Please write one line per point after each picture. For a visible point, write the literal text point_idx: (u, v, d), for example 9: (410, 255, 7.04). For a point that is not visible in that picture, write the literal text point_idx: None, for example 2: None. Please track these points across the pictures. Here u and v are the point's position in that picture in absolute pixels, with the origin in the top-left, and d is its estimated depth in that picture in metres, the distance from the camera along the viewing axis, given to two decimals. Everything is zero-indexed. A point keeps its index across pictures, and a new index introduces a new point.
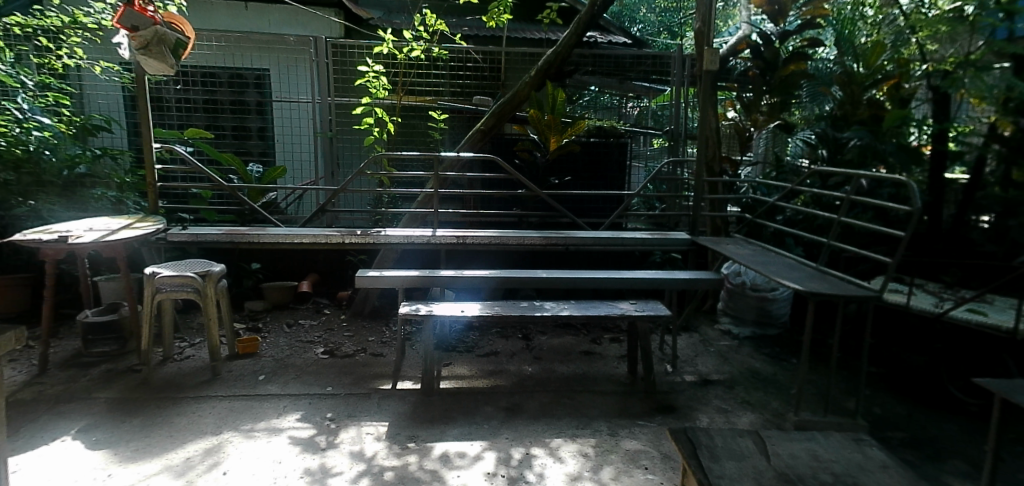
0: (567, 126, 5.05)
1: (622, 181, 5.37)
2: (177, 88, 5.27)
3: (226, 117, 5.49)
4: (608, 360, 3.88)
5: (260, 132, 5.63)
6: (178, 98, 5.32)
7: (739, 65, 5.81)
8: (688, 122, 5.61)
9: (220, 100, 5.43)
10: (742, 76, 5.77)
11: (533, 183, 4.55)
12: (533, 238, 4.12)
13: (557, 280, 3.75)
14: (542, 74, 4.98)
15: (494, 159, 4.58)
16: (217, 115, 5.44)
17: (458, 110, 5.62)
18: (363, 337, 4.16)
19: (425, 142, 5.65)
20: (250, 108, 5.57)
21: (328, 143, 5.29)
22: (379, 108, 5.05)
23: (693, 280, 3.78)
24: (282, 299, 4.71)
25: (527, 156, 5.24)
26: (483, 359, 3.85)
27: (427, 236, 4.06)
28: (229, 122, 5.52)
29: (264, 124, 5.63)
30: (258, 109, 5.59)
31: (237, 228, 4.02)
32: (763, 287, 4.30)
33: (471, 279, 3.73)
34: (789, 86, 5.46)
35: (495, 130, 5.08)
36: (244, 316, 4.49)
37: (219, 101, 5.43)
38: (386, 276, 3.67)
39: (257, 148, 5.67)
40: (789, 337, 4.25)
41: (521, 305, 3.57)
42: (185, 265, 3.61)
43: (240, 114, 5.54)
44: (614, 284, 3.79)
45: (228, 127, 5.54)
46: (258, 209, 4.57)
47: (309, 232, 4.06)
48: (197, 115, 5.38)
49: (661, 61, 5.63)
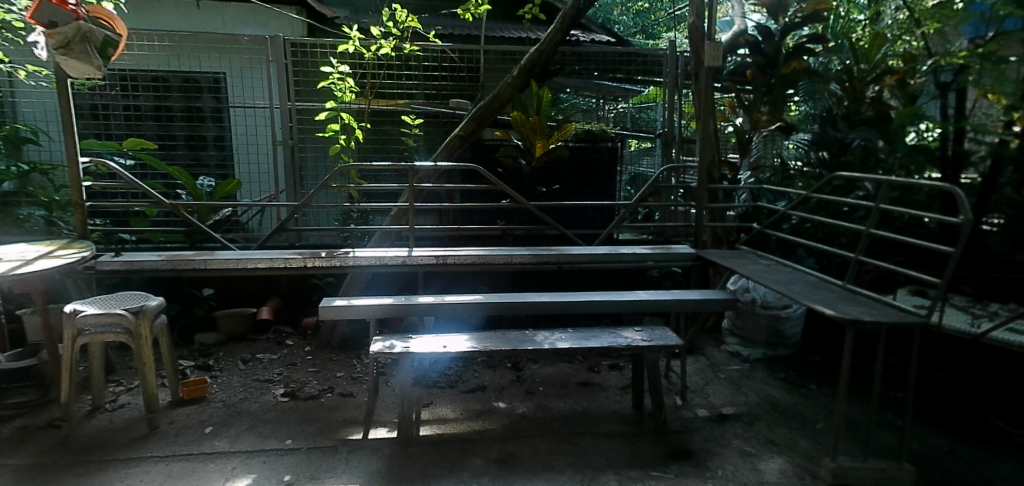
0: (553, 130, 4.62)
1: (613, 189, 4.96)
2: (124, 96, 4.77)
3: (178, 125, 4.91)
4: (610, 393, 3.45)
5: (217, 142, 5.09)
6: (123, 107, 4.79)
7: (736, 62, 5.52)
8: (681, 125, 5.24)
9: (173, 108, 4.88)
10: (737, 74, 5.48)
11: (519, 194, 4.13)
12: (522, 257, 3.67)
13: (550, 305, 3.31)
14: (525, 74, 4.53)
15: (476, 168, 4.08)
16: (168, 124, 4.85)
17: (434, 114, 5.15)
18: (330, 373, 3.66)
19: (399, 150, 5.13)
20: (206, 116, 5.07)
21: (289, 153, 4.79)
22: (346, 113, 4.59)
23: (703, 301, 3.37)
24: (239, 329, 4.20)
25: (511, 163, 4.75)
26: (468, 396, 3.39)
27: (402, 257, 3.59)
28: (181, 131, 4.93)
29: (222, 133, 5.12)
30: (214, 117, 5.10)
31: (179, 253, 3.48)
32: (775, 304, 3.92)
33: (454, 307, 3.26)
34: (790, 83, 5.22)
35: (475, 136, 4.62)
36: (194, 351, 3.95)
37: (170, 108, 4.89)
38: (355, 305, 3.19)
39: (215, 158, 5.05)
40: (802, 358, 3.89)
41: (512, 337, 3.11)
42: (116, 301, 3.01)
43: (194, 122, 5.00)
44: (615, 308, 3.36)
45: (181, 136, 4.94)
46: (208, 230, 4.03)
47: (266, 255, 3.54)
48: (147, 123, 4.81)
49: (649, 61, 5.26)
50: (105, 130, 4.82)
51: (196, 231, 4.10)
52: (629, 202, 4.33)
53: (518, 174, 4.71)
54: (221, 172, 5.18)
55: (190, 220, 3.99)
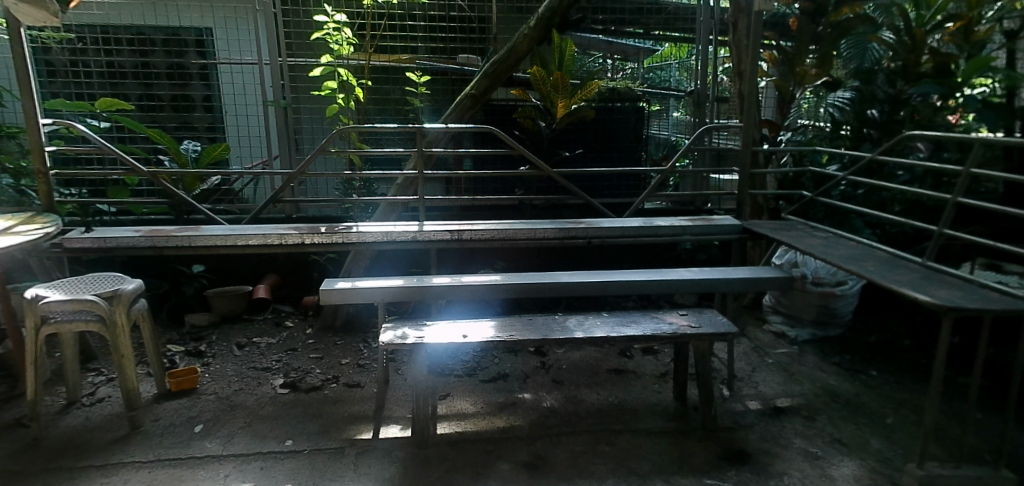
0: (576, 88, 4.12)
1: (639, 153, 4.52)
2: (104, 52, 4.37)
3: (163, 85, 4.54)
4: (646, 382, 3.10)
5: (205, 102, 4.66)
6: (101, 63, 4.38)
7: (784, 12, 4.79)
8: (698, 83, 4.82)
9: (156, 65, 4.49)
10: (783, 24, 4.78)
11: (541, 161, 3.71)
12: (546, 231, 3.26)
13: (581, 285, 2.91)
14: (543, 25, 4.06)
15: (492, 130, 3.62)
16: (152, 83, 4.48)
17: (441, 72, 4.68)
18: (334, 360, 3.29)
19: (401, 111, 4.68)
20: (191, 74, 4.58)
21: (282, 115, 4.36)
22: (344, 69, 4.13)
23: (755, 279, 2.97)
24: (232, 309, 3.83)
25: (530, 125, 4.20)
26: (489, 386, 3.05)
27: (412, 232, 3.19)
28: (167, 91, 4.58)
29: (211, 92, 4.65)
30: (201, 74, 4.59)
31: (159, 227, 3.07)
32: (828, 281, 3.50)
33: (472, 288, 2.87)
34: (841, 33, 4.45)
35: (489, 95, 4.15)
36: (184, 334, 3.60)
37: (154, 65, 4.51)
38: (360, 288, 2.81)
39: (203, 121, 4.68)
40: (855, 341, 3.54)
41: (541, 324, 2.72)
42: (85, 285, 2.60)
43: (180, 80, 4.58)
44: (654, 288, 2.96)
45: (167, 96, 4.59)
46: (193, 203, 3.58)
47: (258, 231, 3.12)
48: (129, 82, 4.44)
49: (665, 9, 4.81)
50: (83, 90, 4.39)
51: (178, 202, 3.66)
52: (661, 168, 3.88)
53: (540, 137, 4.23)
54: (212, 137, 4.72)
55: (170, 190, 3.54)
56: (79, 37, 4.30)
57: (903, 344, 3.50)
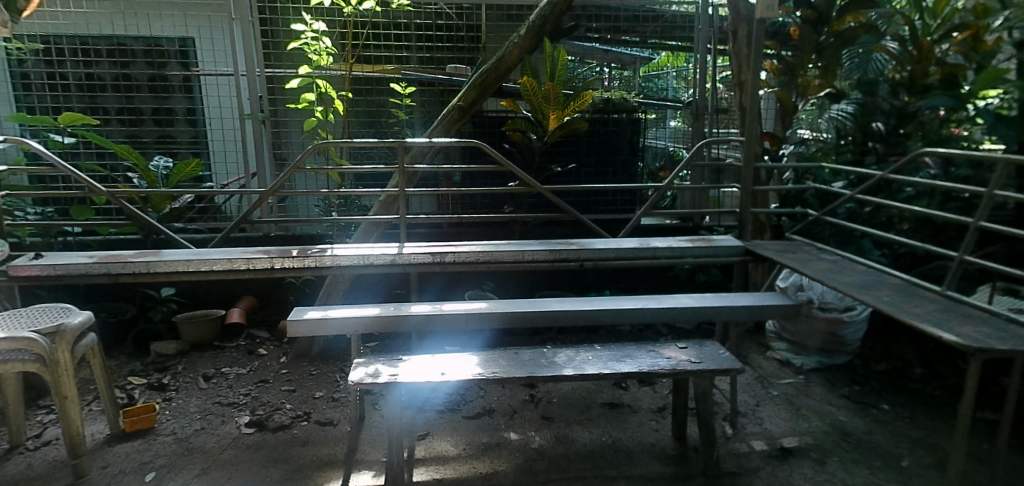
0: (568, 99, 3.91)
1: (635, 167, 4.32)
2: (83, 64, 4.19)
3: (144, 98, 4.29)
4: (643, 418, 2.88)
5: (188, 116, 4.40)
6: (79, 75, 4.18)
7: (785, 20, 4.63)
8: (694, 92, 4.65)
9: (137, 77, 4.30)
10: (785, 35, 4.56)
11: (531, 177, 3.48)
12: (535, 253, 3.03)
13: (572, 314, 2.68)
14: (534, 34, 3.85)
15: (480, 144, 3.37)
16: (132, 96, 4.22)
17: (427, 81, 4.43)
18: (307, 394, 3.06)
19: (387, 125, 4.46)
20: (174, 86, 4.39)
21: (259, 128, 4.14)
22: (323, 81, 3.92)
23: (759, 307, 2.75)
24: (203, 336, 3.62)
25: (519, 138, 3.97)
26: (472, 423, 2.82)
27: (391, 254, 2.96)
28: (147, 104, 4.33)
29: (193, 105, 4.43)
30: (183, 87, 4.40)
31: (114, 253, 2.84)
32: (835, 305, 3.30)
33: (453, 318, 2.64)
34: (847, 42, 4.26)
35: (477, 107, 3.94)
36: (148, 364, 3.37)
37: (134, 77, 4.32)
38: (331, 319, 2.57)
39: (185, 134, 4.43)
40: (864, 370, 3.33)
41: (527, 358, 2.49)
42: (26, 321, 2.36)
43: (161, 92, 4.38)
44: (651, 317, 2.73)
45: (147, 110, 4.33)
46: (160, 228, 3.26)
47: (225, 255, 2.88)
48: (108, 95, 4.21)
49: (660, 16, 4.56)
50: (63, 104, 4.17)
51: (142, 226, 3.34)
52: (658, 184, 3.65)
53: (530, 151, 4.01)
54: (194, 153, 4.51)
55: (134, 213, 3.24)
56: (55, 48, 4.10)
57: (915, 373, 3.29)
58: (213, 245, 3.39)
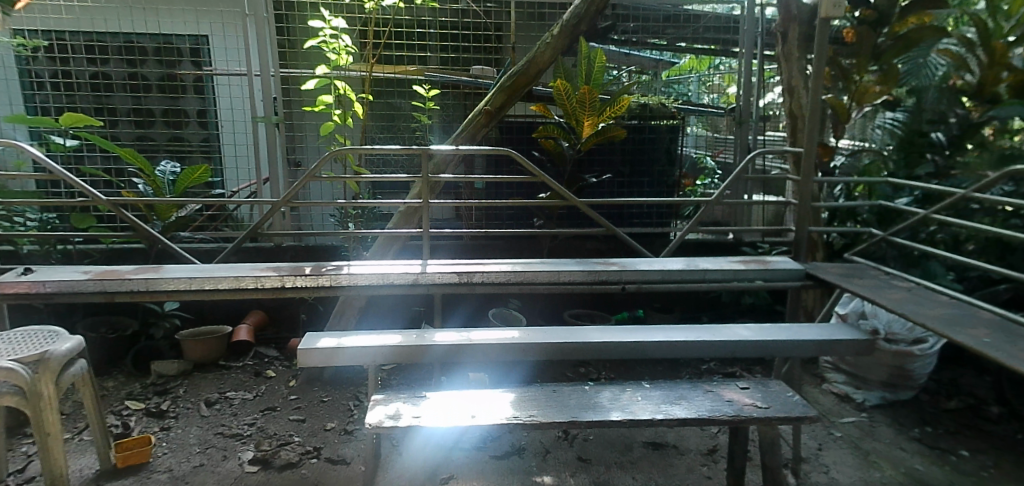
0: (605, 104, 3.59)
1: (672, 179, 4.02)
2: (95, 62, 3.96)
3: (156, 97, 4.13)
4: (691, 463, 2.57)
5: (200, 118, 4.14)
6: (91, 74, 3.98)
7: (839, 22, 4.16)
8: (716, 98, 4.68)
9: (149, 76, 4.10)
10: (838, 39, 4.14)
11: (565, 190, 3.10)
12: (572, 275, 2.73)
13: (616, 346, 2.38)
14: (568, 34, 3.56)
15: (512, 152, 2.87)
16: (144, 96, 4.07)
17: (452, 83, 4.15)
18: (318, 425, 2.79)
19: (407, 131, 4.19)
20: (186, 86, 4.14)
21: (272, 131, 3.89)
22: (342, 83, 3.66)
23: (828, 341, 2.42)
24: (207, 355, 3.39)
25: (551, 146, 3.67)
26: (501, 465, 2.53)
27: (412, 273, 2.67)
28: (159, 104, 4.15)
29: (205, 106, 4.16)
30: (195, 87, 4.14)
31: (111, 268, 2.55)
32: (903, 338, 2.99)
33: (482, 349, 2.35)
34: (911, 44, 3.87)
35: (505, 111, 3.66)
36: (148, 387, 3.12)
37: (145, 76, 4.12)
38: (346, 348, 2.28)
39: (198, 136, 4.16)
40: (932, 409, 2.99)
41: (566, 397, 2.18)
42: (6, 348, 2.09)
43: (172, 93, 4.16)
44: (705, 351, 2.41)
45: (158, 110, 4.15)
46: (161, 238, 2.89)
47: (231, 272, 2.61)
48: (119, 95, 4.03)
49: (695, 18, 4.30)
50: (68, 104, 3.95)
51: (145, 238, 2.93)
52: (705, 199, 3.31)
53: (562, 160, 3.73)
54: (206, 157, 4.20)
55: (134, 223, 2.85)
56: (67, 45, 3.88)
57: (991, 412, 2.94)
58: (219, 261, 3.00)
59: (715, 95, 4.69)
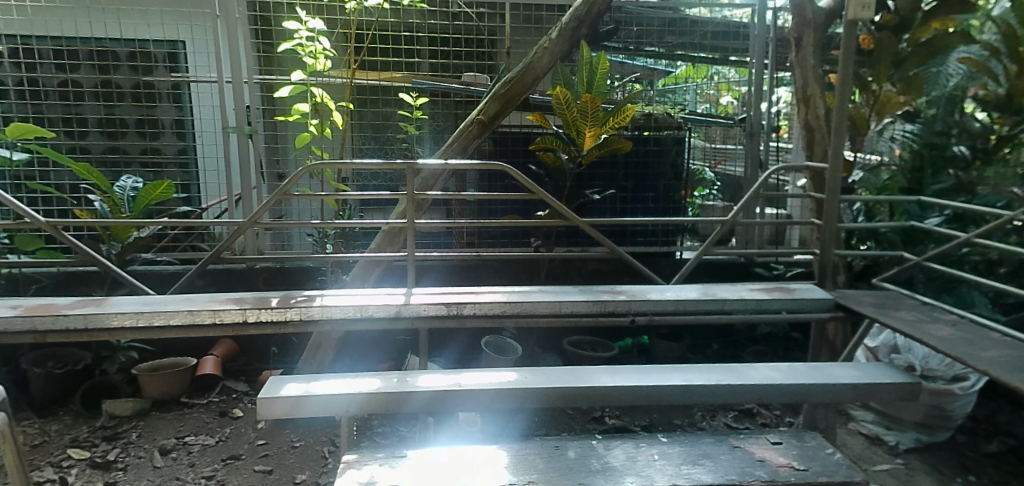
0: (607, 113, 3.29)
1: (680, 193, 3.72)
2: (62, 68, 3.61)
3: (128, 106, 3.71)
4: None
5: (176, 128, 3.80)
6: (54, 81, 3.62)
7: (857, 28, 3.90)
8: (710, 107, 4.58)
9: (121, 83, 3.70)
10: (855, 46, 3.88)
11: (565, 208, 2.66)
12: (576, 306, 2.42)
13: (628, 393, 2.06)
14: (567, 38, 3.28)
15: (507, 167, 2.44)
16: (116, 104, 3.67)
17: (442, 91, 3.85)
18: (286, 478, 2.44)
19: (394, 142, 3.88)
20: (160, 93, 3.77)
21: (244, 142, 3.57)
22: (319, 90, 3.34)
23: (869, 386, 2.12)
24: (166, 392, 3.05)
25: (549, 159, 3.36)
26: None
27: (394, 304, 2.34)
28: (133, 114, 3.75)
29: (182, 116, 3.81)
30: (171, 94, 3.78)
31: (45, 302, 2.22)
32: (941, 374, 2.74)
33: (473, 396, 2.02)
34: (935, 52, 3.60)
35: (499, 121, 3.35)
36: (97, 431, 2.79)
37: (118, 84, 3.72)
38: (314, 398, 1.94)
39: (173, 148, 3.82)
40: (974, 454, 2.69)
41: (572, 456, 1.86)
42: None
43: (148, 102, 3.75)
44: (729, 398, 2.10)
45: (132, 120, 3.74)
46: (109, 266, 2.44)
47: (185, 305, 2.27)
48: (88, 103, 3.62)
49: (697, 26, 4.07)
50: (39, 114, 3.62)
51: (91, 264, 2.46)
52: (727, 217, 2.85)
53: (562, 174, 3.42)
54: (183, 171, 3.82)
55: (79, 249, 2.41)
56: (23, 49, 3.57)
57: None
58: (175, 290, 2.61)
59: (708, 104, 4.61)
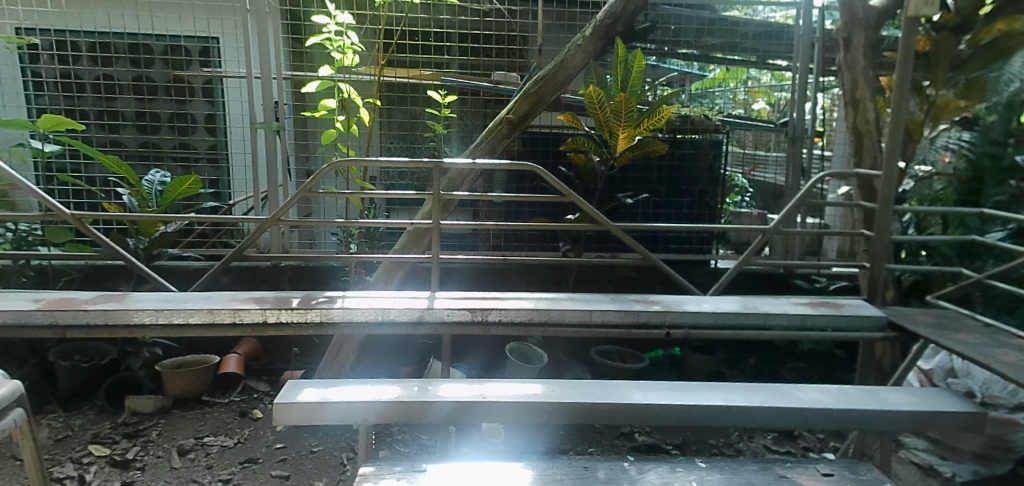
0: (642, 114, 3.15)
1: (717, 199, 3.56)
2: (98, 61, 3.63)
3: (162, 101, 3.72)
4: None
5: (207, 123, 3.80)
6: (92, 75, 3.64)
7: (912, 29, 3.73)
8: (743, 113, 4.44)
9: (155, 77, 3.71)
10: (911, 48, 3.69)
11: (597, 211, 2.51)
12: (608, 317, 2.29)
13: (663, 412, 1.93)
14: (602, 35, 3.14)
15: (537, 168, 2.30)
16: (149, 98, 3.66)
17: (471, 89, 3.75)
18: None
19: (421, 141, 3.80)
20: (193, 88, 3.75)
21: (272, 138, 3.53)
22: (347, 86, 3.27)
23: (928, 414, 1.95)
24: (187, 390, 3.02)
25: (581, 161, 3.22)
26: None
27: (417, 309, 2.24)
28: (165, 108, 3.74)
29: (214, 111, 3.78)
30: (203, 89, 3.76)
31: (66, 297, 2.19)
32: (1003, 402, 2.52)
33: (499, 409, 1.91)
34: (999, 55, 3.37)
35: (530, 121, 3.24)
36: (118, 428, 2.77)
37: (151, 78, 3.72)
38: (333, 404, 1.85)
39: (204, 143, 3.79)
40: None
41: (603, 479, 1.74)
42: None
43: (179, 96, 3.73)
44: (773, 421, 1.95)
45: (165, 115, 3.73)
46: (134, 261, 2.38)
47: (205, 304, 2.21)
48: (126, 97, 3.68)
49: (736, 27, 3.94)
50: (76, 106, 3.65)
51: (116, 259, 2.42)
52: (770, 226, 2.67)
53: (593, 177, 3.29)
54: (214, 166, 3.82)
55: (105, 244, 2.37)
56: (59, 42, 3.57)
57: None
58: (199, 287, 2.55)
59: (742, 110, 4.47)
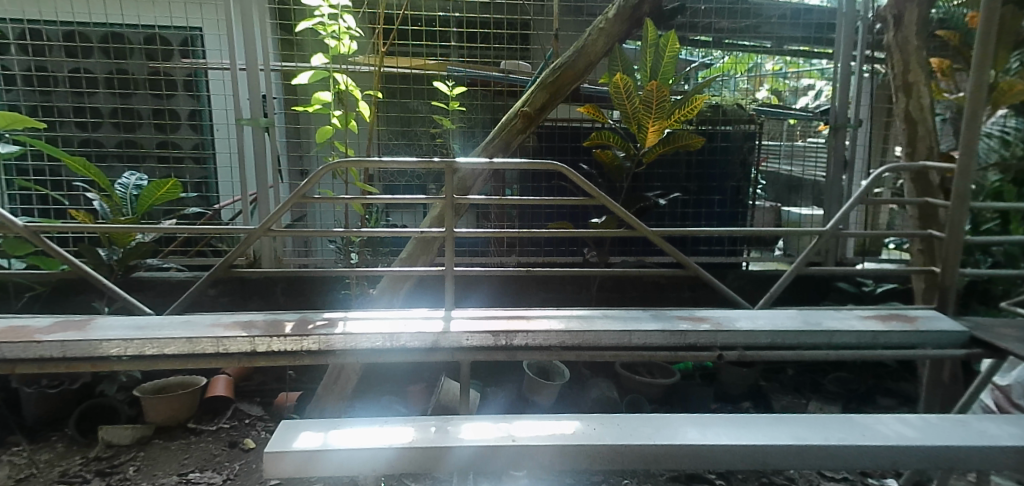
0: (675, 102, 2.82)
1: (751, 197, 3.26)
2: (70, 53, 3.30)
3: (140, 95, 3.38)
4: None
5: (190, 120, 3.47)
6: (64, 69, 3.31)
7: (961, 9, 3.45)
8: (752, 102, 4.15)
9: (132, 70, 3.38)
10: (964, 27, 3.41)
11: (632, 217, 1.99)
12: (649, 338, 1.99)
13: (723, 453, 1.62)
14: (627, 15, 2.79)
15: (558, 166, 1.90)
16: (126, 92, 3.33)
17: (482, 79, 3.41)
18: None
19: (427, 138, 3.49)
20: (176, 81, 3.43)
21: (260, 136, 3.19)
22: (343, 76, 2.91)
23: None
24: (170, 417, 2.71)
25: (607, 158, 2.90)
26: None
27: (432, 332, 1.93)
28: (145, 104, 3.41)
29: (197, 106, 3.47)
30: (185, 82, 3.45)
31: (19, 325, 1.87)
32: None
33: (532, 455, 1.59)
34: None
35: (547, 112, 2.91)
36: (91, 463, 2.46)
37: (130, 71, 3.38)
38: (334, 451, 1.48)
39: (188, 141, 3.45)
40: None
41: None
42: None
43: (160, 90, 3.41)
44: None
45: (145, 112, 3.41)
46: (95, 279, 2.03)
47: (183, 331, 1.89)
48: (99, 91, 3.30)
49: (762, 12, 3.71)
50: (44, 103, 3.28)
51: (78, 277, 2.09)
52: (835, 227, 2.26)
53: (619, 174, 2.98)
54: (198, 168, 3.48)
55: (66, 259, 2.03)
56: (27, 32, 3.24)
57: None
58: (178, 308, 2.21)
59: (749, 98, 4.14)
